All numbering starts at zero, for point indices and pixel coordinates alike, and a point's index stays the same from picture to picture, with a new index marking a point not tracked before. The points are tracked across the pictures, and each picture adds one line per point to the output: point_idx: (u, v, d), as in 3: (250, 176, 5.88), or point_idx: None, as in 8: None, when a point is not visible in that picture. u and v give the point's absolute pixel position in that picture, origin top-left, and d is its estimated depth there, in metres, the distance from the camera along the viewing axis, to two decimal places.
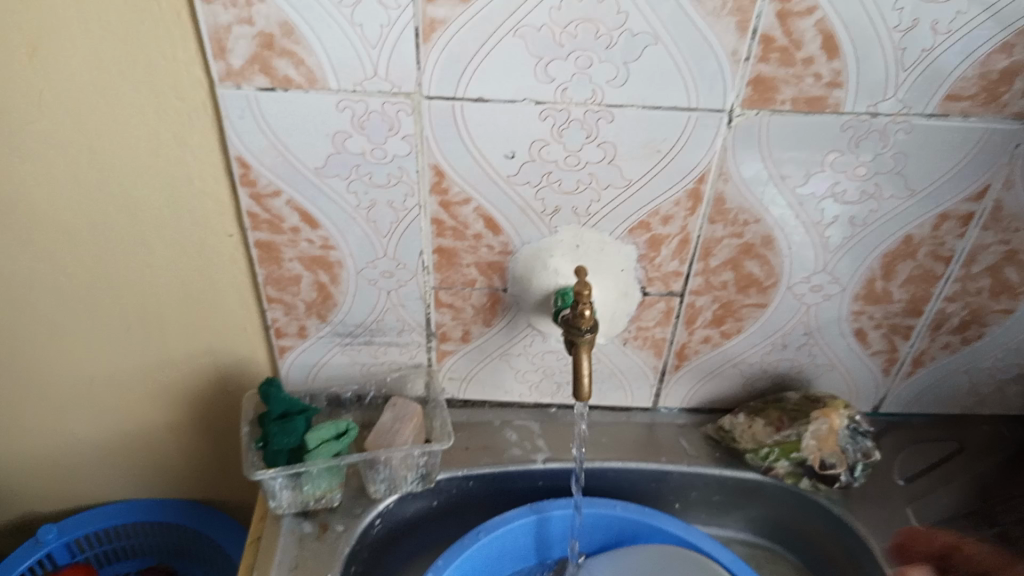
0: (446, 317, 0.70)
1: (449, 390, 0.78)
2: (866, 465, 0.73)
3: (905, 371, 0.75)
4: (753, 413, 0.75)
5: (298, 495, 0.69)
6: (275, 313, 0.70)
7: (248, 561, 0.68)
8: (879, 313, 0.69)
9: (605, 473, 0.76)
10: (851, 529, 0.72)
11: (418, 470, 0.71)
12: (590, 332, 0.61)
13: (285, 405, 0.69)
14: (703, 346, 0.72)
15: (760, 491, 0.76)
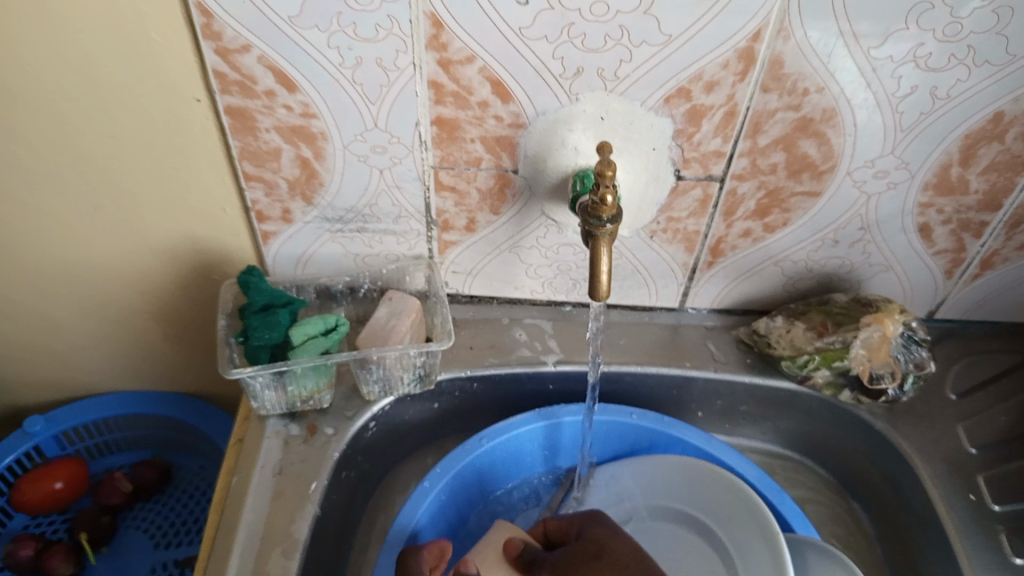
0: (448, 203, 0.61)
1: (452, 286, 0.70)
2: (918, 377, 0.65)
3: (971, 274, 0.66)
4: (792, 316, 0.67)
5: (283, 396, 0.62)
6: (255, 193, 0.62)
7: (230, 465, 0.62)
8: (950, 206, 0.60)
9: (621, 378, 0.69)
10: (894, 445, 0.65)
11: (416, 371, 0.64)
12: (611, 223, 0.51)
13: (267, 298, 0.61)
14: (742, 241, 0.63)
15: (793, 402, 0.69)
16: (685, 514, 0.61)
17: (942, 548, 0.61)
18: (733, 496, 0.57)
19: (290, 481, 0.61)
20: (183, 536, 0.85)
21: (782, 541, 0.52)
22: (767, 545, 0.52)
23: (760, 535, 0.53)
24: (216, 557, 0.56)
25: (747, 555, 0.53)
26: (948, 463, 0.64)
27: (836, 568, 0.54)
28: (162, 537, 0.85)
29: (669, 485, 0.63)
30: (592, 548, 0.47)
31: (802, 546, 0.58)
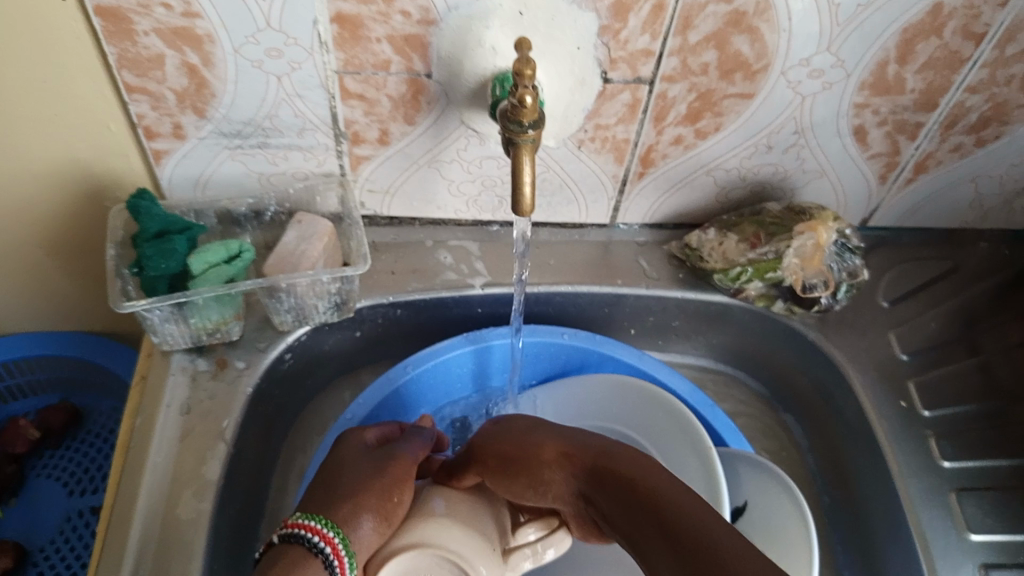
0: (357, 112, 0.56)
1: (369, 207, 0.65)
2: (851, 286, 0.64)
3: (904, 179, 0.64)
4: (725, 228, 0.65)
5: (186, 330, 0.57)
6: (140, 107, 0.55)
7: (132, 405, 0.57)
8: (885, 107, 0.58)
9: (551, 299, 0.67)
10: (825, 355, 0.64)
11: (331, 299, 0.60)
12: (533, 129, 0.47)
13: (161, 224, 0.55)
14: (673, 149, 0.60)
15: (726, 316, 0.67)
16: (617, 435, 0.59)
17: (871, 456, 0.61)
18: (670, 421, 0.56)
19: (200, 420, 0.56)
20: (98, 482, 0.79)
21: (719, 473, 0.50)
22: (703, 473, 0.51)
23: (696, 465, 0.52)
24: (120, 506, 0.52)
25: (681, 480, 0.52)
26: (879, 371, 0.63)
27: (768, 483, 0.54)
28: (76, 485, 0.79)
29: (606, 407, 0.61)
30: (520, 438, 0.44)
31: (737, 462, 0.57)
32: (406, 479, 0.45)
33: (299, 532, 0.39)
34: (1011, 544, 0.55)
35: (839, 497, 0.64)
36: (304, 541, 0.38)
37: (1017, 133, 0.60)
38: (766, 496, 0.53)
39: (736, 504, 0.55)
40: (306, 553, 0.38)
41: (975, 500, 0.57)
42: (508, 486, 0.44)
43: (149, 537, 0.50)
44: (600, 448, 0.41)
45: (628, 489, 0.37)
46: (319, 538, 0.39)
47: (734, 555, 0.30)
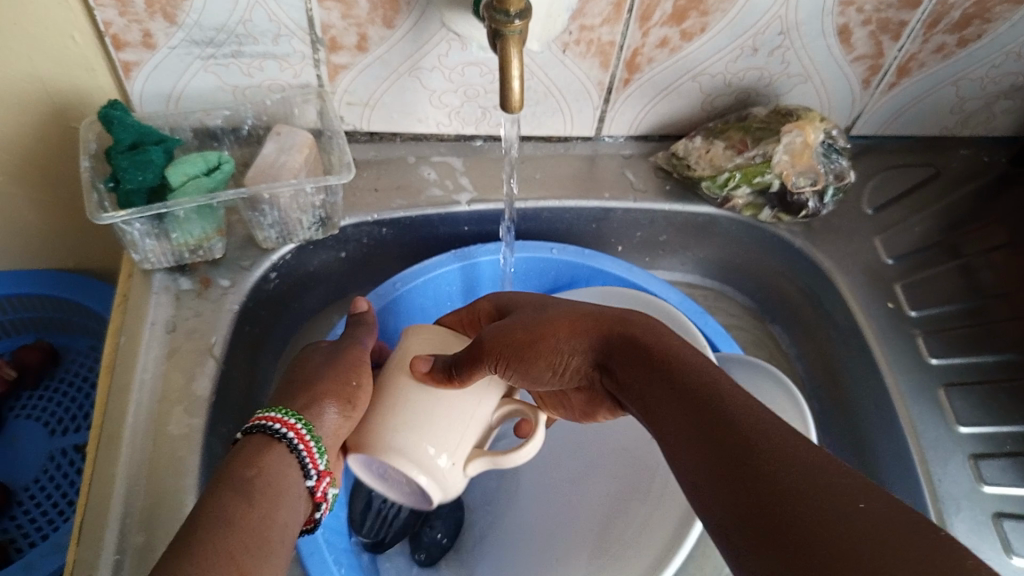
0: (334, 16, 0.54)
1: (349, 121, 0.63)
2: (838, 189, 0.64)
3: (887, 83, 0.64)
4: (711, 135, 0.64)
5: (167, 247, 0.56)
6: (105, 14, 0.53)
7: (114, 325, 0.56)
8: (870, 4, 0.57)
9: (538, 215, 0.66)
10: (813, 261, 0.65)
11: (315, 214, 0.58)
12: (520, 20, 0.46)
13: (136, 134, 0.54)
14: (659, 53, 0.59)
15: (714, 228, 0.67)
16: None
17: (861, 358, 0.61)
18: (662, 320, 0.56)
19: (185, 337, 0.55)
20: (81, 421, 0.78)
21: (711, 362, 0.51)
22: None
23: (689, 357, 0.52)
24: (108, 424, 0.50)
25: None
26: (867, 273, 0.64)
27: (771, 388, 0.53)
28: (58, 424, 0.78)
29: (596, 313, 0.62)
30: (526, 320, 0.44)
31: (730, 365, 0.57)
32: (362, 361, 0.49)
33: (265, 422, 0.42)
34: (999, 434, 0.56)
35: (829, 402, 0.65)
36: (269, 431, 0.42)
37: (999, 31, 0.60)
38: (759, 394, 0.53)
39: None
40: (271, 441, 0.42)
41: (964, 395, 0.58)
42: (518, 364, 0.43)
43: (139, 455, 0.49)
44: (614, 317, 0.42)
45: (640, 354, 0.40)
46: (283, 426, 0.42)
47: (745, 408, 0.34)
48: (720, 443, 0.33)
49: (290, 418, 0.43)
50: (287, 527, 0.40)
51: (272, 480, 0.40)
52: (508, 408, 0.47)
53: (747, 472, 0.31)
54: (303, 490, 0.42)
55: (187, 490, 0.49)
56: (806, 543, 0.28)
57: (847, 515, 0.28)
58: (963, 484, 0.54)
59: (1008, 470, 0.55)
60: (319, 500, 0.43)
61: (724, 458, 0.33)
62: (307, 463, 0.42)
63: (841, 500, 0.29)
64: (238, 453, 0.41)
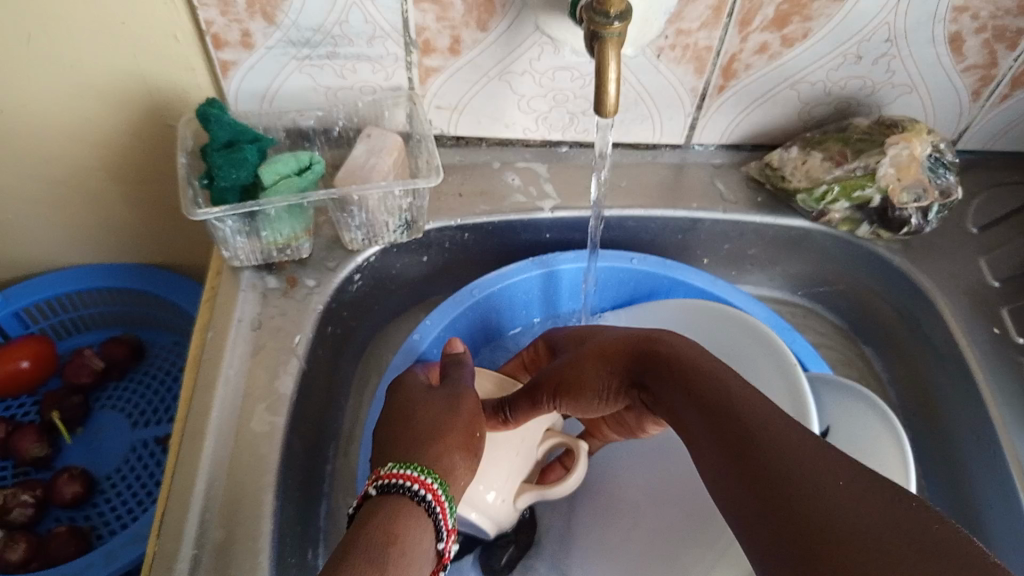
0: (429, 18, 0.54)
1: (436, 125, 0.63)
2: (943, 206, 0.60)
3: (1000, 95, 0.61)
4: (808, 146, 0.61)
5: (257, 245, 0.56)
6: (208, 13, 0.54)
7: (203, 322, 0.56)
8: (986, 10, 0.54)
9: (623, 224, 0.65)
10: (912, 280, 0.62)
11: (402, 217, 0.58)
12: (620, 22, 0.45)
13: (230, 133, 0.54)
14: (757, 59, 0.57)
15: (806, 242, 0.64)
16: None
17: (964, 385, 0.58)
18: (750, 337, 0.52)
19: (271, 335, 0.55)
20: (162, 415, 0.79)
21: (806, 385, 0.46)
22: (780, 375, 0.47)
23: (779, 379, 0.48)
24: (194, 419, 0.51)
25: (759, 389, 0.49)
26: (970, 299, 0.60)
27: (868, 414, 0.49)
28: (140, 415, 0.79)
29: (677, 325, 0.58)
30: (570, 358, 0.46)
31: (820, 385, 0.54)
32: (477, 412, 0.46)
33: (406, 482, 0.39)
34: None
35: (928, 430, 0.62)
36: (409, 492, 0.39)
37: None
38: (852, 414, 0.50)
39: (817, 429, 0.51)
40: (413, 503, 0.38)
41: None
42: (570, 402, 0.46)
43: (224, 450, 0.50)
44: (638, 334, 0.43)
45: (654, 362, 0.40)
46: (424, 489, 0.39)
47: (745, 395, 0.34)
48: (723, 434, 0.33)
49: (431, 480, 0.40)
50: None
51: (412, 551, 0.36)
52: (553, 441, 0.54)
53: (747, 459, 0.31)
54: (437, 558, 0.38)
55: (267, 490, 0.48)
56: (802, 526, 0.28)
57: (840, 496, 0.28)
58: None
59: None
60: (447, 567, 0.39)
61: (721, 441, 0.33)
62: (442, 525, 0.39)
63: (834, 485, 0.28)
64: (379, 517, 0.37)
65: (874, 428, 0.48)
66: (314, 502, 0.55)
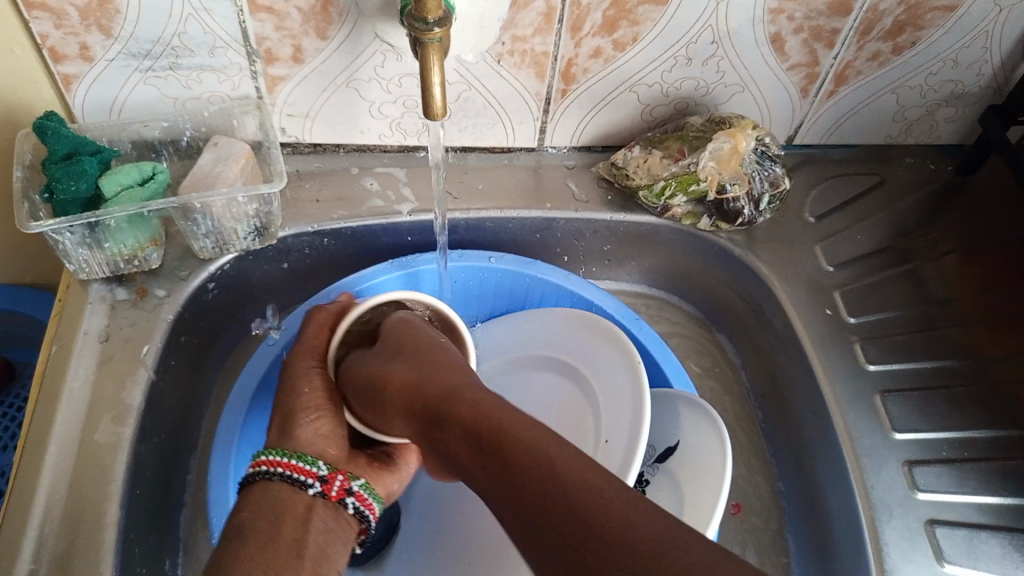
0: (268, 27, 0.55)
1: (291, 133, 0.64)
2: (774, 197, 0.65)
3: (826, 91, 0.65)
4: (649, 145, 0.65)
5: (104, 257, 0.56)
6: (42, 26, 0.53)
7: (50, 335, 0.56)
8: (801, 12, 0.57)
9: (482, 225, 0.67)
10: (752, 269, 0.65)
11: (251, 224, 0.59)
12: (440, 28, 0.46)
13: (70, 146, 0.54)
14: (593, 63, 0.60)
15: (655, 237, 0.68)
16: (569, 367, 0.59)
17: (800, 366, 0.62)
18: (611, 348, 0.56)
19: (119, 347, 0.55)
20: None
21: (646, 400, 0.50)
22: (631, 389, 0.51)
23: (628, 395, 0.52)
24: (34, 434, 0.50)
25: (612, 403, 0.52)
26: (806, 283, 0.65)
27: (704, 426, 0.53)
28: (10, 439, 0.77)
29: (556, 338, 0.62)
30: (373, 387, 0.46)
31: (677, 401, 0.57)
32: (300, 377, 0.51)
33: (254, 468, 0.45)
34: (934, 441, 0.57)
35: (772, 412, 0.66)
36: (261, 474, 0.45)
37: (934, 37, 0.61)
38: (697, 435, 0.53)
39: (670, 443, 0.55)
40: (265, 480, 0.45)
41: (900, 401, 0.59)
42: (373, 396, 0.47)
43: (65, 464, 0.49)
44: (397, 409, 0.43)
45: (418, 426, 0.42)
46: (265, 466, 0.45)
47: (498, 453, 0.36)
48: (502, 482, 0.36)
49: (273, 455, 0.46)
50: (317, 537, 0.43)
51: (274, 505, 0.43)
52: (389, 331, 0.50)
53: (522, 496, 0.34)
54: (315, 499, 0.45)
55: (108, 498, 0.49)
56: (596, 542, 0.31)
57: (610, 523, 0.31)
58: (897, 491, 0.54)
59: (942, 475, 0.55)
60: (339, 497, 0.46)
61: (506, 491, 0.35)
62: (305, 478, 0.45)
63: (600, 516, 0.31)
64: (242, 499, 0.44)
65: (707, 437, 0.52)
66: (170, 511, 0.55)
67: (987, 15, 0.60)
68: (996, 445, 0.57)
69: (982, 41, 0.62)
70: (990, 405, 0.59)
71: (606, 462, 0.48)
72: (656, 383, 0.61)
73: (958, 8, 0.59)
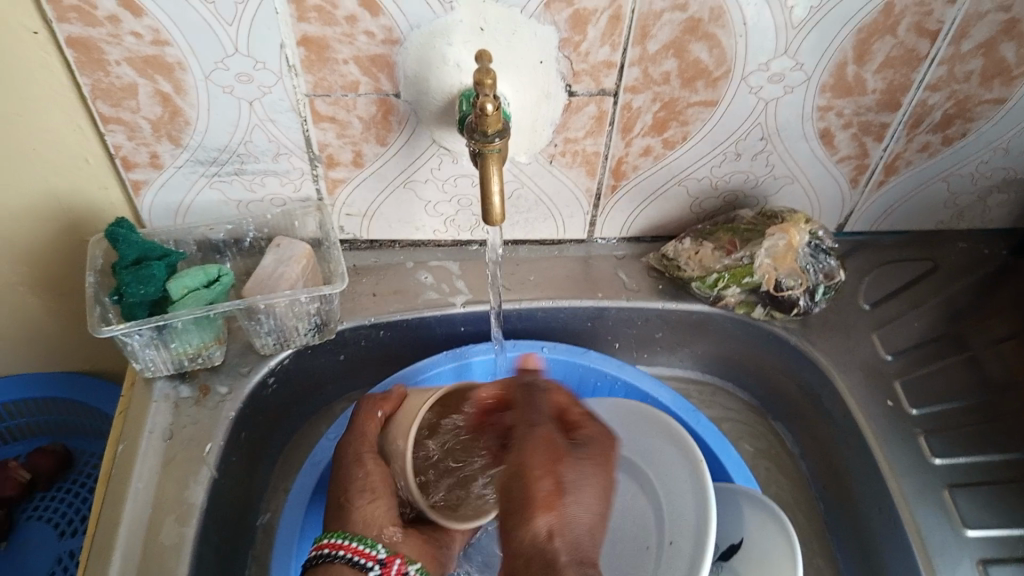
0: (329, 135, 0.57)
1: (348, 230, 0.65)
2: (828, 288, 0.65)
3: (876, 181, 0.65)
4: (700, 236, 0.65)
5: (168, 356, 0.58)
6: (116, 138, 0.56)
7: (116, 433, 0.57)
8: (849, 108, 0.58)
9: (533, 315, 0.67)
10: (808, 359, 0.65)
11: (312, 320, 0.60)
12: (499, 139, 0.48)
13: (138, 250, 0.56)
14: (643, 160, 0.61)
15: (706, 325, 0.68)
16: (629, 463, 0.58)
17: (861, 460, 0.61)
18: (674, 447, 0.55)
19: (181, 445, 0.56)
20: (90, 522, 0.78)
21: (710, 506, 0.49)
22: (693, 491, 0.51)
23: (692, 498, 0.51)
24: (102, 535, 0.51)
25: (675, 503, 0.52)
26: (863, 373, 0.64)
27: (770, 529, 0.52)
28: (68, 526, 0.78)
29: (613, 431, 0.61)
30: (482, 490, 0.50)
31: (739, 499, 0.55)
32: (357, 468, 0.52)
33: (319, 551, 0.47)
34: (1008, 539, 0.55)
35: (832, 503, 0.64)
36: None
37: (984, 128, 0.61)
38: (763, 538, 0.52)
39: (734, 541, 0.54)
40: (332, 563, 0.46)
41: (969, 496, 0.57)
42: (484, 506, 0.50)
43: (130, 567, 0.50)
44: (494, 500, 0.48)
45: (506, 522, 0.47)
46: (328, 548, 0.47)
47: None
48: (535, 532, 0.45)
49: None
50: None
51: None
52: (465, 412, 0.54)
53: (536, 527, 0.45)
54: None
55: None
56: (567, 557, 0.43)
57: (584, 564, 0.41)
58: None
59: None
60: None
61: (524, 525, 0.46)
62: None
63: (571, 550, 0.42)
64: None
65: (774, 543, 0.51)
66: None
67: None
68: None
69: None
70: None
71: (674, 571, 0.48)
72: (715, 479, 0.60)
73: (1008, 100, 0.59)
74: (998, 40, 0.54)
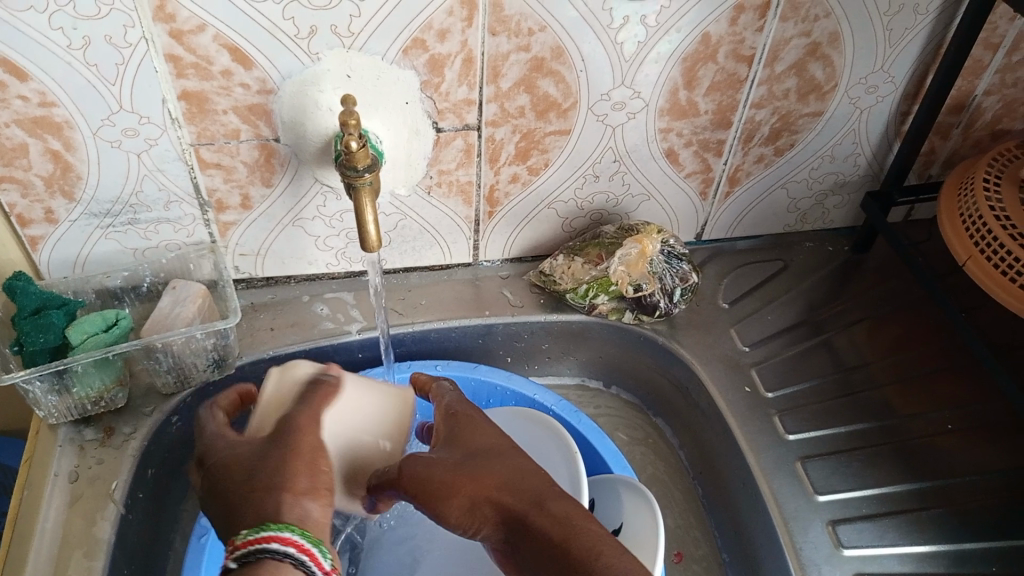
0: (217, 181, 0.61)
1: (244, 270, 0.69)
2: (684, 289, 0.72)
3: (722, 193, 0.73)
4: (571, 252, 0.72)
5: (71, 401, 0.60)
6: (9, 196, 0.59)
7: (19, 480, 0.59)
8: (687, 129, 0.66)
9: (427, 336, 0.72)
10: (678, 357, 0.72)
11: (210, 356, 0.64)
12: (368, 173, 0.53)
13: (38, 300, 0.58)
14: (513, 187, 0.67)
15: (587, 333, 0.74)
16: None
17: (727, 441, 0.67)
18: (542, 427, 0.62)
19: (88, 485, 0.59)
20: None
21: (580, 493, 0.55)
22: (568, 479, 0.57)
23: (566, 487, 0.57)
24: None
25: None
26: (725, 363, 0.71)
27: (644, 510, 0.57)
28: None
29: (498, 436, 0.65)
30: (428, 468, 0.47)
31: (618, 485, 0.61)
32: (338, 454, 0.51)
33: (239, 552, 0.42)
34: (853, 500, 0.62)
35: (707, 484, 0.70)
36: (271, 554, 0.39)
37: (808, 139, 0.70)
38: (635, 516, 0.57)
39: (612, 527, 0.58)
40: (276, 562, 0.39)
41: (820, 466, 0.65)
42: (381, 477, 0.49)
43: None
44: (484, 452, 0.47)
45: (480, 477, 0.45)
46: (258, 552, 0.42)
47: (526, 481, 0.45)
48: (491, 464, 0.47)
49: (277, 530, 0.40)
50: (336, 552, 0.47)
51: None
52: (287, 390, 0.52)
53: (544, 517, 0.42)
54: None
55: None
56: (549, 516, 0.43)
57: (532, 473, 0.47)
58: (822, 549, 0.60)
59: (862, 531, 0.61)
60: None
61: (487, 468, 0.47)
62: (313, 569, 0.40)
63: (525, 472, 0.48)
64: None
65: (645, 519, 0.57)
66: None
67: (850, 116, 0.69)
68: (916, 497, 0.63)
69: (851, 138, 0.71)
70: (906, 461, 0.65)
71: None
72: (599, 471, 0.65)
73: (824, 113, 0.68)
74: (805, 61, 0.63)
